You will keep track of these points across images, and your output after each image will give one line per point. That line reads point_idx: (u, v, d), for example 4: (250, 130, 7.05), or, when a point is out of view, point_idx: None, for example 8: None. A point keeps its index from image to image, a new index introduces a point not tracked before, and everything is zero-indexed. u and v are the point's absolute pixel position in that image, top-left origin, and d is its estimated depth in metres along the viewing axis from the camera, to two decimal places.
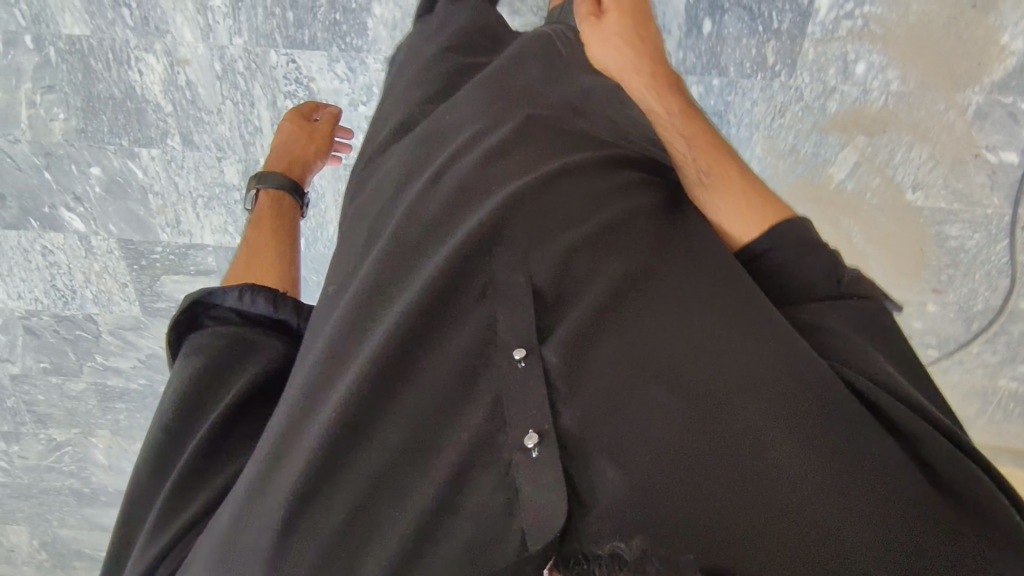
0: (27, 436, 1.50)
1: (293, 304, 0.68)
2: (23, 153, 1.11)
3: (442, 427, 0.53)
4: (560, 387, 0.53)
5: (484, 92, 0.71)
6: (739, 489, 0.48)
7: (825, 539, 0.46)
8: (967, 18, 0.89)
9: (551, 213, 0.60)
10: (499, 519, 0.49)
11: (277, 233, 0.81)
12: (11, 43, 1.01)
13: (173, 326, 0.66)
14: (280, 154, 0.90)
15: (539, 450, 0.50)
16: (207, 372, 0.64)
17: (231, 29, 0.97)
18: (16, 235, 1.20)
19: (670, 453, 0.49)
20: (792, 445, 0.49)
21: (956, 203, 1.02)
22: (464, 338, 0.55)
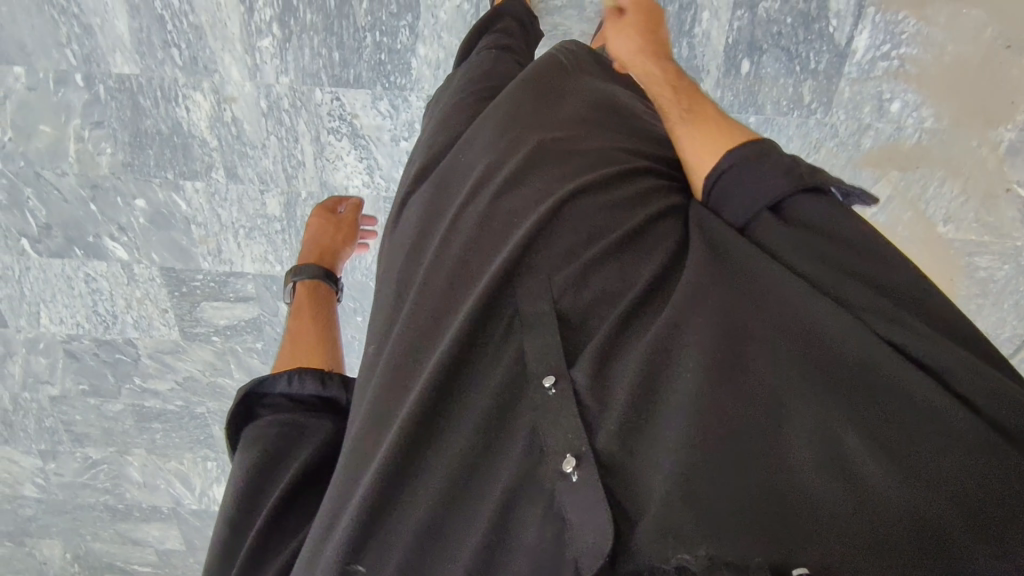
0: (63, 455, 1.52)
1: (339, 379, 0.69)
2: (70, 185, 1.13)
3: (488, 458, 0.48)
4: (591, 404, 0.47)
5: (500, 125, 0.67)
6: (803, 482, 0.41)
7: (906, 527, 0.39)
8: (1000, 59, 0.91)
9: (579, 241, 0.57)
10: (549, 552, 0.42)
11: (316, 318, 0.82)
12: (62, 81, 1.03)
13: (229, 425, 0.66)
14: (311, 246, 0.92)
15: (580, 475, 0.44)
16: (267, 458, 0.63)
17: (278, 69, 0.99)
18: (60, 263, 1.22)
19: (718, 448, 0.43)
20: (844, 426, 0.43)
21: (987, 235, 1.03)
22: (500, 370, 0.50)
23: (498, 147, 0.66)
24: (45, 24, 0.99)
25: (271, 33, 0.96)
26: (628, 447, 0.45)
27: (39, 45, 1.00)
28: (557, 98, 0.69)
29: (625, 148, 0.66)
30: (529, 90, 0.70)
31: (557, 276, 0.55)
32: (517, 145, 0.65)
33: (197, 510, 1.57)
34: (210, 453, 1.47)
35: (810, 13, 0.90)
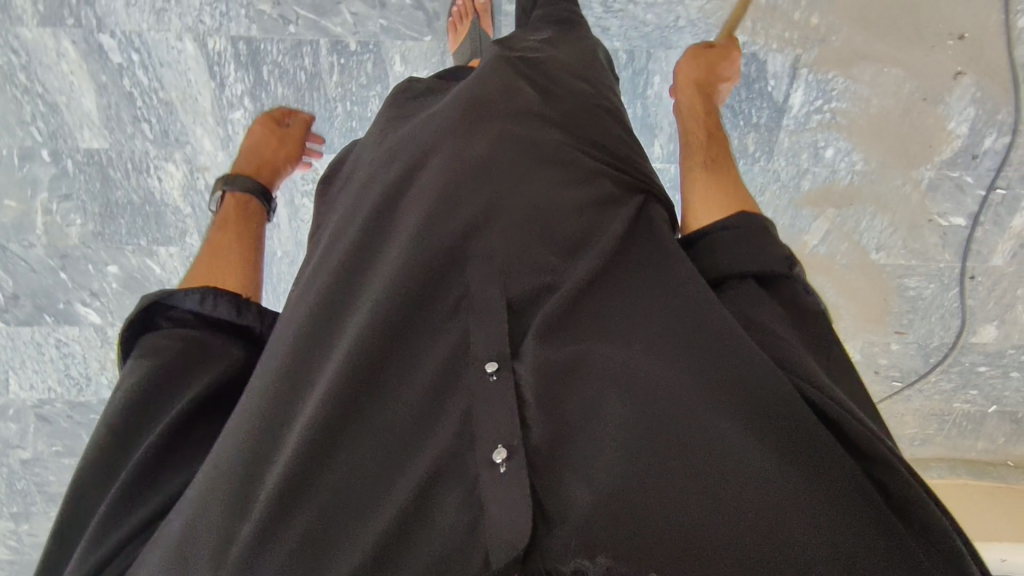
0: (36, 515, 1.47)
1: (256, 310, 0.68)
2: (37, 256, 1.12)
3: (409, 444, 0.51)
4: (531, 406, 0.51)
5: (455, 98, 0.66)
6: (718, 513, 0.46)
7: (784, 543, 0.45)
8: (920, 108, 1.00)
9: (523, 229, 0.60)
10: (464, 535, 0.47)
11: (243, 233, 0.77)
12: (28, 157, 1.03)
13: (124, 330, 0.64)
14: (249, 157, 0.86)
15: (509, 466, 0.48)
16: (161, 375, 0.61)
17: None
18: (29, 330, 1.21)
19: (648, 478, 0.47)
20: (751, 445, 0.48)
21: (913, 259, 1.14)
22: (437, 353, 0.54)
23: (446, 117, 0.65)
24: (7, 103, 0.98)
25: (243, 105, 0.98)
26: (560, 456, 0.50)
27: (1, 123, 1.00)
28: (510, 78, 0.69)
29: (589, 141, 0.68)
30: (477, 73, 0.69)
31: (501, 265, 0.58)
32: (468, 118, 0.65)
33: None
34: None
35: (750, 75, 0.98)
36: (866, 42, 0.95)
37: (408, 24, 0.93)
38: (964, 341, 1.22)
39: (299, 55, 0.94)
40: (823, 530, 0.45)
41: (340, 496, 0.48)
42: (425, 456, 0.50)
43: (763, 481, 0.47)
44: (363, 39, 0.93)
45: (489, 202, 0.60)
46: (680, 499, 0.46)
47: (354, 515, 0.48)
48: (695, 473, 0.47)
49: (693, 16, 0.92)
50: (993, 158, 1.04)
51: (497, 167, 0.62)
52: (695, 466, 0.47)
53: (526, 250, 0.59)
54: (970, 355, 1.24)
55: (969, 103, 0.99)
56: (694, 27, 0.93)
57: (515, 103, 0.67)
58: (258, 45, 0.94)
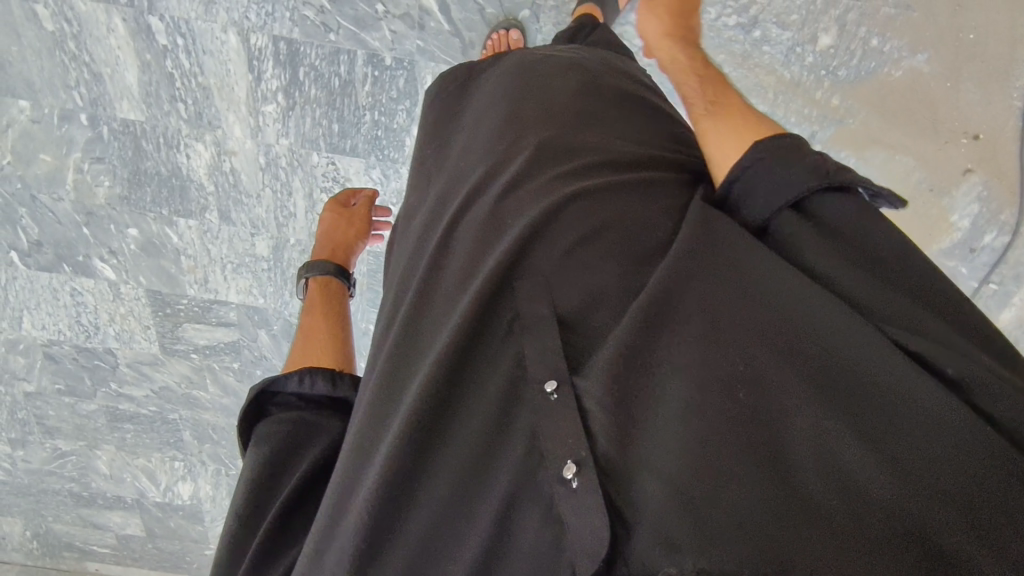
0: (32, 444, 1.55)
1: (350, 380, 0.67)
2: (64, 210, 1.18)
3: (488, 466, 0.47)
4: (597, 413, 0.46)
5: (495, 125, 0.71)
6: (817, 509, 0.39)
7: (877, 514, 0.38)
8: (926, 197, 1.02)
9: (571, 230, 0.57)
10: (543, 562, 0.43)
11: (328, 314, 0.78)
12: (67, 119, 1.07)
13: (238, 425, 0.63)
14: (324, 241, 0.89)
15: (580, 482, 0.43)
16: (283, 448, 0.61)
17: (280, 131, 1.05)
18: (48, 276, 1.27)
19: (734, 483, 0.41)
20: (820, 410, 0.42)
21: None
22: (497, 369, 0.50)
23: (489, 144, 0.69)
24: (54, 67, 1.02)
25: (276, 100, 1.02)
26: (631, 454, 0.44)
27: (47, 84, 1.04)
28: (543, 98, 0.71)
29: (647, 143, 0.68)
30: (508, 97, 0.73)
31: (554, 269, 0.55)
32: (512, 148, 0.67)
33: (161, 501, 1.61)
34: (179, 454, 1.52)
35: None
36: (881, 129, 0.97)
37: (444, 47, 0.97)
38: None
39: (335, 62, 0.98)
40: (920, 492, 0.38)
41: (426, 518, 0.47)
42: (499, 481, 0.47)
43: (835, 449, 0.41)
44: (398, 56, 0.97)
45: (535, 205, 0.60)
46: (771, 495, 0.40)
47: (447, 521, 0.46)
48: (783, 469, 0.41)
49: None
50: (990, 255, 1.06)
51: (538, 183, 0.62)
52: (783, 460, 0.41)
53: (577, 250, 0.56)
54: None
55: (974, 200, 1.01)
56: None
57: (560, 121, 0.69)
58: (298, 47, 0.97)
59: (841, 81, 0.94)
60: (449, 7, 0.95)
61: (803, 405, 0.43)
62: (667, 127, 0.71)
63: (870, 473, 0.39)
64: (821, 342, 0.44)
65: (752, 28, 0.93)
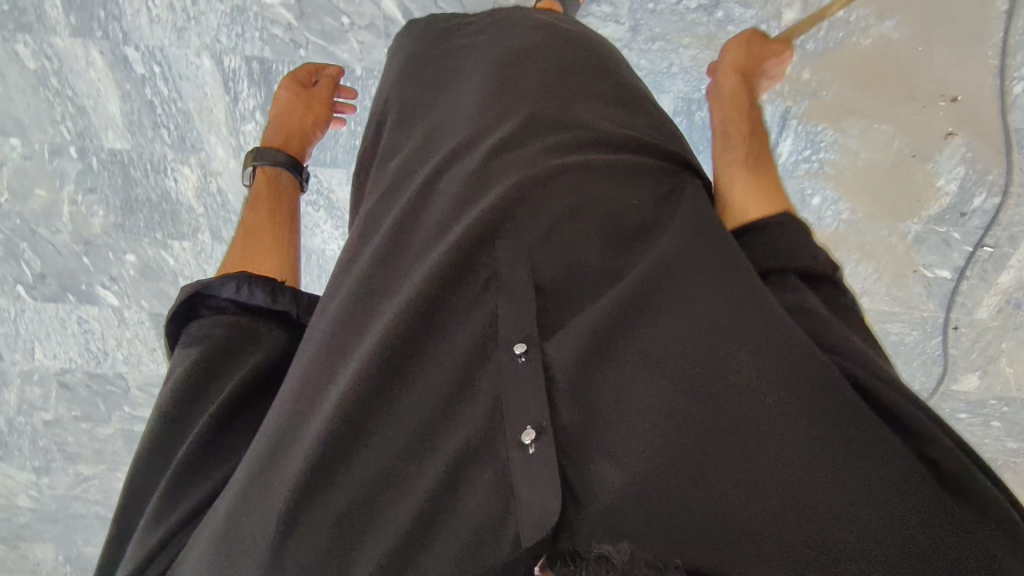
0: (55, 470, 1.60)
1: (291, 294, 0.66)
2: (63, 241, 1.21)
3: (434, 433, 0.49)
4: (563, 387, 0.49)
5: (481, 85, 0.70)
6: (767, 511, 0.43)
7: (814, 524, 0.42)
8: (908, 163, 1.01)
9: (557, 200, 0.59)
10: (492, 522, 0.45)
11: (274, 217, 0.77)
12: (57, 153, 1.11)
13: (168, 319, 0.63)
14: (277, 128, 0.86)
15: (538, 447, 0.46)
16: (208, 355, 0.60)
17: None
18: (54, 307, 1.31)
19: (694, 482, 0.44)
20: (794, 421, 0.45)
21: (897, 306, 1.16)
22: (465, 334, 0.53)
23: (473, 105, 0.68)
24: (40, 103, 1.06)
25: (254, 119, 1.04)
26: (596, 440, 0.47)
27: (35, 120, 1.07)
28: (529, 66, 0.71)
29: (635, 128, 0.69)
30: (496, 59, 0.72)
31: (537, 238, 0.57)
32: (499, 114, 0.67)
33: None
34: None
35: None
36: (857, 98, 0.96)
37: None
38: (943, 388, 1.24)
39: None
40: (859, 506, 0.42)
41: (360, 484, 0.47)
42: (451, 440, 0.48)
43: (795, 459, 0.44)
44: (368, 67, 0.98)
45: (521, 172, 0.60)
46: (726, 497, 0.43)
47: (382, 491, 0.47)
48: (743, 472, 0.44)
49: (686, 63, 0.95)
50: (982, 218, 1.04)
51: (523, 153, 0.63)
52: (745, 465, 0.44)
53: (562, 223, 0.58)
54: (949, 401, 1.25)
55: (959, 162, 1.00)
56: (686, 74, 0.96)
57: (551, 93, 0.69)
58: (270, 65, 0.99)
59: (809, 54, 0.93)
60: (413, 14, 0.95)
61: (780, 415, 0.45)
62: (643, 107, 0.73)
63: (825, 486, 0.43)
64: (807, 359, 0.47)
65: (714, 9, 0.91)
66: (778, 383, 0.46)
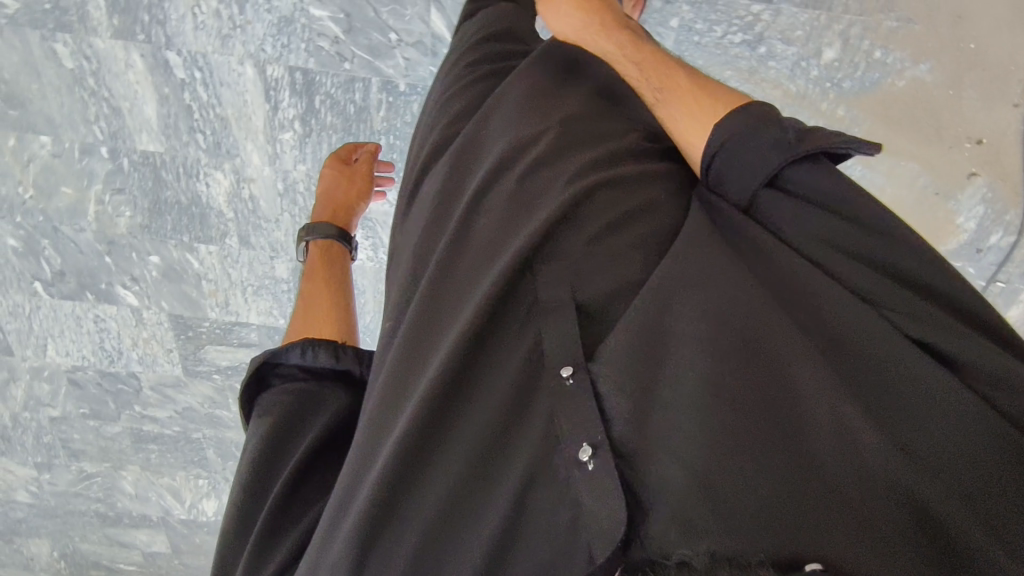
0: (58, 467, 1.58)
1: (353, 352, 0.69)
2: (86, 240, 1.20)
3: (501, 448, 0.49)
4: (611, 394, 0.48)
5: (523, 96, 0.69)
6: (829, 497, 0.42)
7: (886, 500, 0.42)
8: (931, 202, 1.04)
9: (599, 213, 0.58)
10: (563, 543, 0.45)
11: (329, 284, 0.80)
12: (88, 152, 1.10)
13: (241, 392, 0.66)
14: (325, 203, 0.92)
15: (597, 464, 0.45)
16: (281, 423, 0.64)
17: (297, 158, 1.07)
18: (71, 304, 1.29)
19: (753, 475, 0.43)
20: (833, 405, 0.45)
21: None
22: (517, 360, 0.52)
23: (505, 125, 0.67)
24: (74, 102, 1.05)
25: (293, 128, 1.04)
26: (648, 436, 0.46)
27: (67, 119, 1.06)
28: (574, 84, 0.71)
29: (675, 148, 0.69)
30: (545, 74, 0.71)
31: (580, 255, 0.56)
32: (530, 125, 0.66)
33: (186, 519, 1.64)
34: (203, 472, 1.55)
35: None
36: (888, 136, 0.99)
37: None
38: None
39: (350, 90, 1.00)
40: (922, 474, 0.43)
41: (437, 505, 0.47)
42: (517, 456, 0.48)
43: (849, 440, 0.44)
44: (413, 83, 0.99)
45: (563, 189, 0.59)
46: (789, 485, 0.42)
47: (457, 505, 0.48)
48: (801, 461, 0.43)
49: None
50: (997, 255, 1.07)
51: (560, 166, 0.62)
52: (799, 454, 0.43)
53: (602, 237, 0.57)
54: None
55: (980, 202, 1.03)
56: None
57: (580, 104, 0.68)
58: (313, 77, 0.99)
59: (846, 93, 0.96)
60: None
61: (816, 397, 0.46)
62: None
63: (879, 467, 0.43)
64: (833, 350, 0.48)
65: (757, 45, 0.94)
66: (819, 372, 0.46)
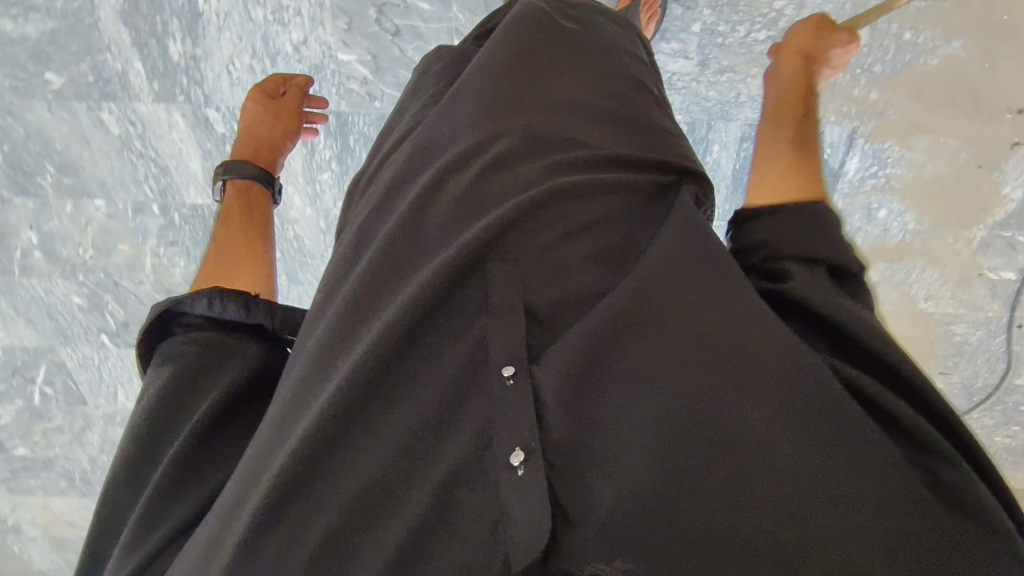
0: None
1: (266, 307, 0.65)
2: (146, 292, 1.23)
3: (425, 449, 0.47)
4: (551, 404, 0.47)
5: (487, 77, 0.64)
6: (766, 522, 0.41)
7: (813, 534, 0.41)
8: (974, 174, 1.02)
9: (554, 220, 0.56)
10: (486, 543, 0.43)
11: (247, 227, 0.75)
12: (141, 211, 1.15)
13: (141, 337, 0.64)
14: (247, 137, 0.84)
15: (527, 470, 0.44)
16: (181, 377, 0.61)
17: (336, 196, 1.10)
18: (137, 353, 1.32)
19: (686, 496, 0.42)
20: (781, 432, 0.44)
21: (961, 308, 1.13)
22: (455, 359, 0.50)
23: (468, 111, 0.62)
24: (124, 166, 1.09)
25: (330, 168, 1.07)
26: (586, 450, 0.45)
27: (118, 182, 1.11)
28: (548, 59, 0.66)
29: (655, 131, 0.65)
30: (534, 58, 0.65)
31: (530, 261, 0.54)
32: (489, 113, 0.62)
33: None
34: None
35: None
36: (923, 115, 0.98)
37: None
38: (1010, 383, 1.18)
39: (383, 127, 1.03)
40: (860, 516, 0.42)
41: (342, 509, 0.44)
42: (445, 457, 0.46)
43: (788, 467, 0.43)
44: None
45: (521, 191, 0.57)
46: (722, 505, 0.42)
47: (372, 513, 0.45)
48: (741, 485, 0.42)
49: (754, 92, 0.97)
50: None
51: (515, 161, 0.59)
52: (743, 478, 0.42)
53: (554, 245, 0.55)
54: (1015, 396, 1.19)
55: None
56: (754, 102, 0.98)
57: (550, 90, 0.64)
58: (346, 118, 1.03)
59: (878, 77, 0.96)
60: None
61: (762, 420, 0.44)
62: (669, 121, 0.67)
63: (816, 488, 0.42)
64: (787, 365, 0.46)
65: None
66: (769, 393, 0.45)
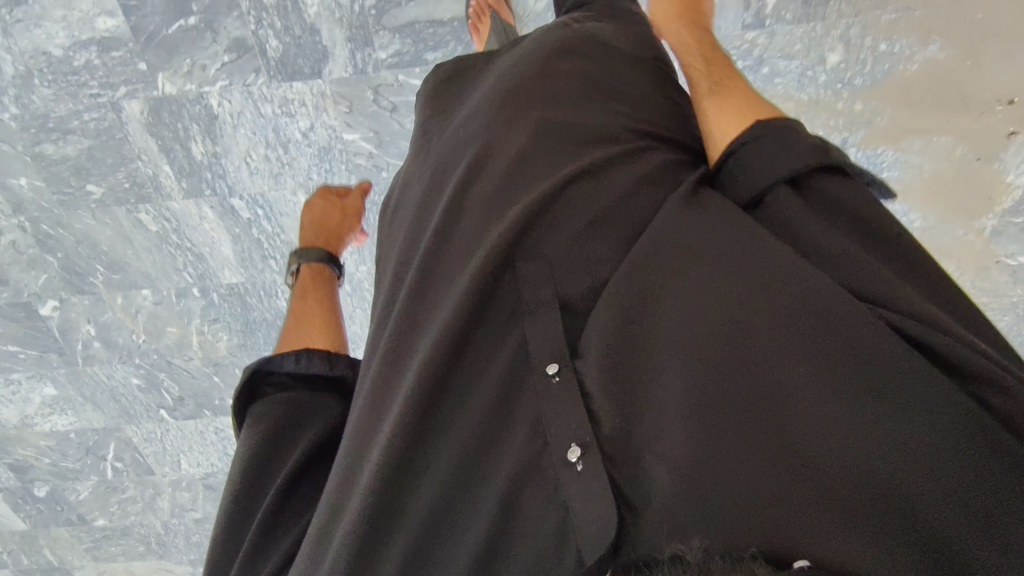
0: None
1: (347, 360, 0.71)
2: (196, 366, 1.31)
3: (485, 458, 0.50)
4: (596, 396, 0.49)
5: (496, 94, 0.68)
6: (817, 488, 0.41)
7: (874, 489, 0.40)
8: (974, 167, 1.02)
9: (576, 211, 0.58)
10: (555, 536, 0.46)
11: (322, 301, 0.81)
12: (183, 295, 1.23)
13: (235, 398, 0.68)
14: (316, 228, 0.90)
15: (585, 464, 0.47)
16: (269, 439, 0.66)
17: (358, 261, 1.17)
18: (194, 423, 1.41)
19: (735, 467, 0.43)
20: (824, 395, 0.43)
21: (984, 296, 1.13)
22: (501, 364, 0.53)
23: (482, 124, 0.67)
24: (164, 257, 1.19)
25: None
26: (637, 440, 0.47)
27: (161, 272, 1.21)
28: (555, 62, 0.69)
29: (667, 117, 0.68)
30: (522, 62, 0.70)
31: (559, 255, 0.56)
32: (500, 125, 0.65)
33: None
34: None
35: None
36: (910, 117, 1.00)
37: None
38: None
39: None
40: (923, 477, 0.39)
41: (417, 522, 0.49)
42: (505, 461, 0.49)
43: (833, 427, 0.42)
44: None
45: (537, 186, 0.60)
46: (770, 476, 0.42)
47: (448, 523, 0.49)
48: (787, 452, 0.42)
49: None
50: None
51: (532, 163, 0.62)
52: (786, 443, 0.42)
53: (580, 238, 0.57)
54: None
55: None
56: None
57: (559, 91, 0.67)
58: None
59: (859, 89, 0.98)
60: None
61: (800, 386, 0.44)
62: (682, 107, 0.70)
63: (861, 458, 0.41)
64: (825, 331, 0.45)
65: (760, 67, 0.98)
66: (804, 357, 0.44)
